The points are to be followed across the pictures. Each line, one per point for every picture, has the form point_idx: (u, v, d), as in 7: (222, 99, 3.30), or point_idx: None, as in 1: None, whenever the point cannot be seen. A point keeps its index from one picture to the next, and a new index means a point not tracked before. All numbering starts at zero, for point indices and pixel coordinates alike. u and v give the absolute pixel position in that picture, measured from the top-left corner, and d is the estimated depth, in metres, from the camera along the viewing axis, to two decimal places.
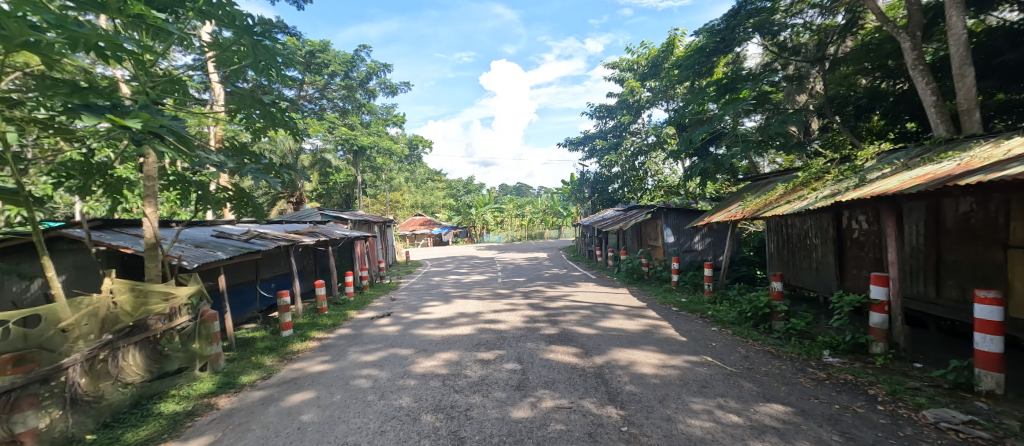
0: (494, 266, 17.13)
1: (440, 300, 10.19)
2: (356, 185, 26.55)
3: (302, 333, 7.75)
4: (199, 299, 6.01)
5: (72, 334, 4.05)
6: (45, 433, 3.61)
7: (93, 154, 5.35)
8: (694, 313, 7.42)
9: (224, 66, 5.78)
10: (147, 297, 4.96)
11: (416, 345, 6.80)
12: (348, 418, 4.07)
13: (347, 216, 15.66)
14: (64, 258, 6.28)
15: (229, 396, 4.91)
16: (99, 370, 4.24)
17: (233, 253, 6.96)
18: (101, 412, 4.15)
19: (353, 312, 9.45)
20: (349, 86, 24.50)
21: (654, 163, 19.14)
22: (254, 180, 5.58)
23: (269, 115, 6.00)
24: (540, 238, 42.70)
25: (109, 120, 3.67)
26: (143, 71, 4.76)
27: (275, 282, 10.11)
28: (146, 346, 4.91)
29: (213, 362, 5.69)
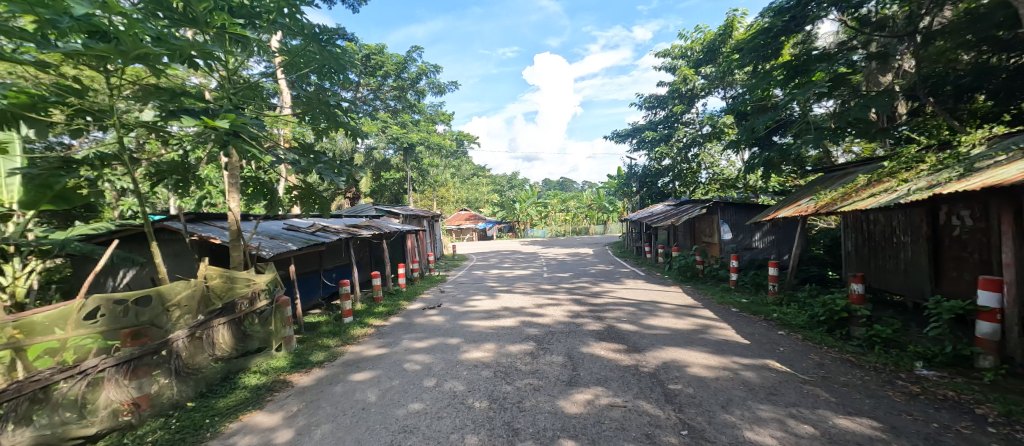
0: (538, 261, 16.94)
1: (485, 293, 10.29)
2: (406, 182, 27.39)
3: (360, 320, 8.13)
4: (273, 285, 6.44)
5: (174, 312, 4.51)
6: (156, 398, 4.04)
7: (187, 155, 5.88)
8: (756, 316, 7.02)
9: (292, 70, 6.19)
10: (233, 283, 5.49)
11: (466, 335, 6.92)
12: (406, 403, 4.16)
13: (398, 211, 16.26)
14: (163, 247, 6.94)
15: (302, 373, 5.21)
16: (197, 346, 4.70)
17: (302, 245, 7.43)
18: (199, 383, 4.56)
19: (404, 302, 9.75)
20: (401, 86, 25.09)
21: (709, 154, 18.17)
22: (321, 176, 5.98)
23: (331, 117, 6.32)
24: (584, 234, 41.90)
25: (204, 122, 4.04)
26: (227, 78, 5.27)
27: (337, 271, 10.56)
28: (232, 326, 5.32)
29: (288, 343, 6.06)
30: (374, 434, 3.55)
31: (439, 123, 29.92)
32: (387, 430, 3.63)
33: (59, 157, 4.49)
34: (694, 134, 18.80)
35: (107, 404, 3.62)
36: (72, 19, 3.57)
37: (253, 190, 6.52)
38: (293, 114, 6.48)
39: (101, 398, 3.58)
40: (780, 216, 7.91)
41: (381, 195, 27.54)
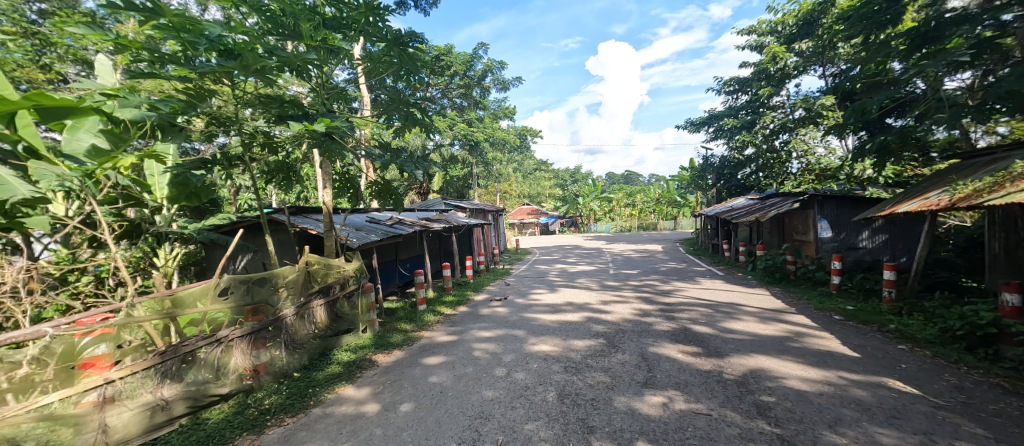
0: (602, 256, 16.56)
1: (545, 287, 10.26)
2: (471, 178, 28.06)
3: (433, 309, 8.47)
4: (357, 273, 7.61)
5: (284, 293, 5.82)
6: (273, 365, 5.44)
7: (290, 154, 6.59)
8: (868, 325, 6.24)
9: (371, 73, 6.70)
10: (329, 269, 6.77)
11: (536, 332, 6.91)
12: (481, 389, 5.13)
13: (466, 205, 16.66)
14: (272, 236, 7.61)
15: (385, 355, 6.46)
16: (302, 323, 6.05)
17: (384, 236, 7.96)
18: (303, 356, 5.96)
19: (471, 293, 9.99)
20: (467, 83, 25.47)
21: (800, 141, 16.28)
22: (402, 169, 6.45)
23: (408, 115, 6.57)
24: (653, 229, 39.81)
25: (307, 126, 5.16)
26: (322, 84, 6.03)
27: (412, 262, 11.01)
28: (328, 307, 6.65)
29: (372, 325, 7.45)
30: (452, 417, 4.45)
31: (503, 118, 30.19)
32: (465, 414, 4.49)
33: (199, 159, 5.24)
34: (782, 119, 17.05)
35: (238, 368, 4.89)
36: (207, 41, 4.89)
37: (339, 186, 6.81)
38: (374, 115, 6.75)
39: (230, 362, 4.80)
40: (901, 211, 6.95)
41: (448, 189, 28.24)
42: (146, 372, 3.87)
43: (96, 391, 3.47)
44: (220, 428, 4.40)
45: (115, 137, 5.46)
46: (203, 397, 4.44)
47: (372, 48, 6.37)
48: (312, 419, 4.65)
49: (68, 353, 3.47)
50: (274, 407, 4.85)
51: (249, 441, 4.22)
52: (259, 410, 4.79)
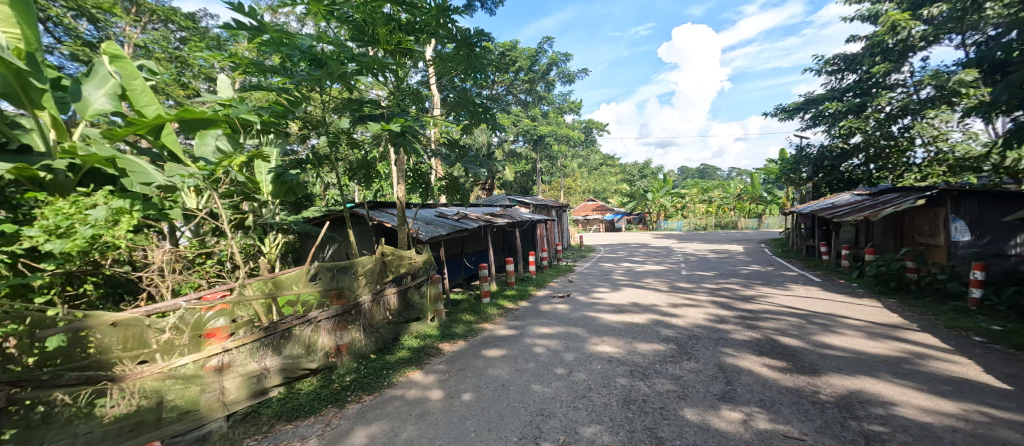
0: (673, 256, 15.71)
1: (609, 286, 9.92)
2: (534, 174, 28.01)
3: (497, 302, 8.52)
4: (427, 265, 7.86)
5: (361, 279, 6.28)
6: (354, 346, 5.98)
7: (369, 152, 6.62)
8: (1015, 351, 5.24)
9: (442, 73, 6.80)
10: (402, 258, 7.08)
11: (602, 334, 6.68)
12: (545, 384, 5.07)
13: (530, 201, 16.58)
14: (353, 228, 8.09)
15: (450, 343, 6.62)
16: (378, 308, 6.45)
17: (451, 231, 8.12)
18: (381, 339, 6.42)
19: (534, 288, 9.94)
20: (532, 79, 25.34)
21: (930, 124, 14.00)
22: (465, 169, 6.49)
23: (474, 114, 6.61)
24: (731, 227, 37.04)
25: (383, 126, 5.43)
26: (397, 87, 6.23)
27: (477, 255, 11.25)
28: (401, 295, 6.98)
29: (439, 315, 7.59)
30: (513, 411, 4.47)
31: (568, 112, 29.70)
32: (526, 409, 4.47)
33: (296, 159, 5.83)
34: (905, 99, 14.68)
35: (324, 347, 5.59)
36: (300, 52, 5.41)
37: (413, 182, 6.90)
38: (441, 113, 6.85)
39: (317, 342, 5.51)
40: None
41: (511, 185, 28.45)
42: (252, 344, 4.70)
43: (217, 357, 4.31)
44: (310, 398, 5.03)
45: (229, 139, 6.25)
46: (296, 370, 5.26)
47: (444, 49, 6.48)
48: (385, 400, 5.04)
49: (198, 325, 4.32)
50: (353, 384, 5.40)
51: (333, 413, 4.76)
52: (341, 385, 5.36)
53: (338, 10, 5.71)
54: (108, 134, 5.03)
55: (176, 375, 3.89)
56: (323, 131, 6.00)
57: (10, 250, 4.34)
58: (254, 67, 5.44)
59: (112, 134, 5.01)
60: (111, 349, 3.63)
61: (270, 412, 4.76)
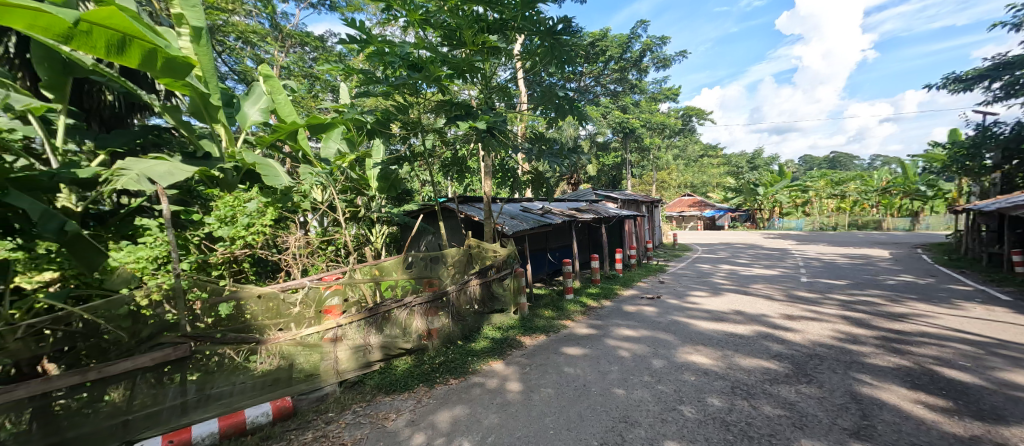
0: (788, 259, 13.73)
1: (708, 289, 9.03)
2: (625, 167, 26.45)
3: (579, 299, 8.34)
4: (512, 258, 7.99)
5: (451, 269, 6.62)
6: (443, 331, 6.32)
7: (460, 150, 6.77)
8: None
9: (528, 68, 6.76)
10: (485, 251, 7.29)
11: (698, 344, 6.11)
12: (631, 391, 4.83)
13: (619, 195, 15.77)
14: (444, 222, 8.51)
15: (530, 337, 6.65)
16: (464, 297, 6.72)
17: (534, 225, 8.11)
18: (466, 328, 6.70)
19: (621, 287, 9.49)
20: (622, 67, 23.90)
21: None
22: (549, 164, 6.37)
23: (562, 106, 6.46)
24: (873, 227, 30.13)
25: (469, 123, 5.60)
26: (486, 84, 6.32)
27: (562, 251, 11.15)
28: (484, 287, 7.16)
29: (521, 308, 7.73)
30: (594, 414, 4.36)
31: (665, 101, 27.52)
32: (609, 414, 4.34)
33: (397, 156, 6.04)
34: None
35: (417, 330, 6.04)
36: (400, 59, 5.65)
37: (501, 175, 6.89)
38: (529, 106, 6.82)
39: (412, 325, 5.95)
40: None
41: (599, 179, 27.27)
42: (358, 323, 5.40)
43: (332, 331, 5.15)
44: (405, 375, 5.52)
45: (349, 140, 6.74)
46: (393, 348, 5.80)
47: (530, 44, 6.45)
48: (467, 386, 5.27)
49: (319, 301, 5.25)
50: (442, 366, 5.73)
51: (423, 392, 5.15)
52: (431, 366, 5.73)
53: (433, 16, 5.90)
54: (259, 139, 5.67)
55: (301, 343, 4.90)
56: (419, 130, 6.19)
57: (196, 233, 5.22)
58: (360, 74, 5.77)
59: (262, 140, 5.64)
60: (258, 318, 4.75)
61: (372, 383, 5.37)
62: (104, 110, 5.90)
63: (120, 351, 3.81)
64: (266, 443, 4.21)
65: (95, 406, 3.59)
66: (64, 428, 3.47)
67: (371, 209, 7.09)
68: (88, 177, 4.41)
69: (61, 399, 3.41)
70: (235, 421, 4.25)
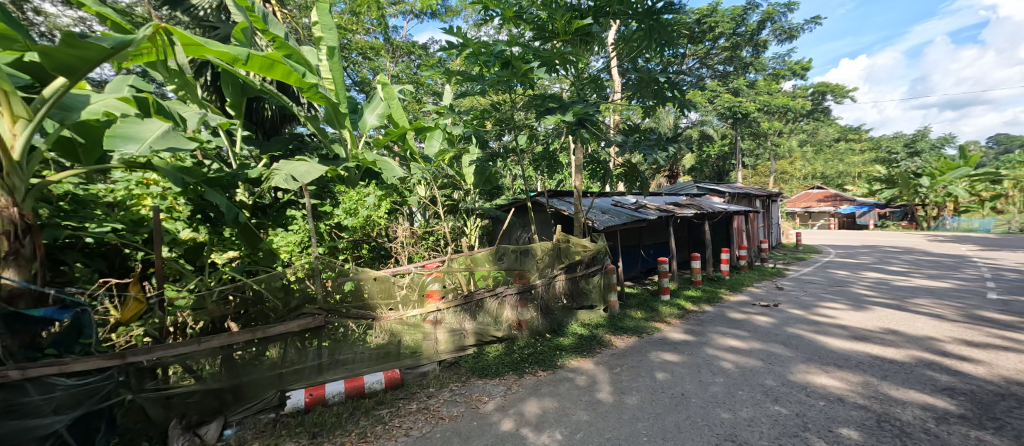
0: (962, 267, 10.94)
1: (845, 300, 7.63)
2: (734, 156, 23.43)
3: (677, 302, 7.81)
4: (603, 254, 7.81)
5: (540, 263, 6.71)
6: (531, 323, 6.47)
7: (551, 143, 6.80)
8: None
9: (624, 54, 6.41)
10: (575, 247, 7.19)
11: (828, 365, 5.20)
12: (740, 408, 4.34)
13: (727, 188, 13.92)
14: (535, 215, 8.56)
15: (621, 338, 6.42)
16: (552, 292, 6.77)
17: (625, 221, 7.84)
18: (553, 321, 6.76)
19: (728, 291, 8.58)
20: (735, 44, 20.65)
21: None
22: (643, 155, 5.92)
23: (662, 91, 6.01)
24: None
25: (560, 116, 5.52)
26: (579, 77, 6.17)
27: (658, 249, 10.60)
28: (571, 282, 7.12)
29: (612, 306, 7.53)
30: (695, 428, 4.02)
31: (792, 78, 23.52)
32: (712, 430, 3.97)
33: (490, 153, 6.22)
34: None
35: (507, 320, 6.29)
36: (494, 57, 5.72)
37: (593, 168, 6.73)
38: (623, 96, 6.49)
39: (502, 315, 6.24)
40: None
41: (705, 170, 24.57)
42: (455, 308, 5.82)
43: (433, 314, 5.65)
44: (497, 362, 5.76)
45: (448, 140, 7.18)
46: (485, 336, 6.11)
47: (628, 29, 6.09)
48: (556, 379, 5.32)
49: (421, 287, 5.84)
50: (531, 357, 5.86)
51: (512, 380, 5.34)
52: (521, 355, 5.90)
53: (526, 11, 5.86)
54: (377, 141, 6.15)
55: (406, 322, 5.47)
56: (511, 127, 6.27)
57: (327, 223, 5.88)
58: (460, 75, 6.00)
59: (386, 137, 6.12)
60: (374, 297, 5.38)
61: (467, 365, 5.73)
62: (266, 123, 7.36)
63: (277, 316, 4.78)
64: (380, 407, 4.83)
65: (261, 359, 4.51)
66: (241, 374, 4.39)
67: (466, 202, 7.57)
68: (257, 176, 5.43)
69: (239, 350, 4.34)
70: (356, 385, 4.97)
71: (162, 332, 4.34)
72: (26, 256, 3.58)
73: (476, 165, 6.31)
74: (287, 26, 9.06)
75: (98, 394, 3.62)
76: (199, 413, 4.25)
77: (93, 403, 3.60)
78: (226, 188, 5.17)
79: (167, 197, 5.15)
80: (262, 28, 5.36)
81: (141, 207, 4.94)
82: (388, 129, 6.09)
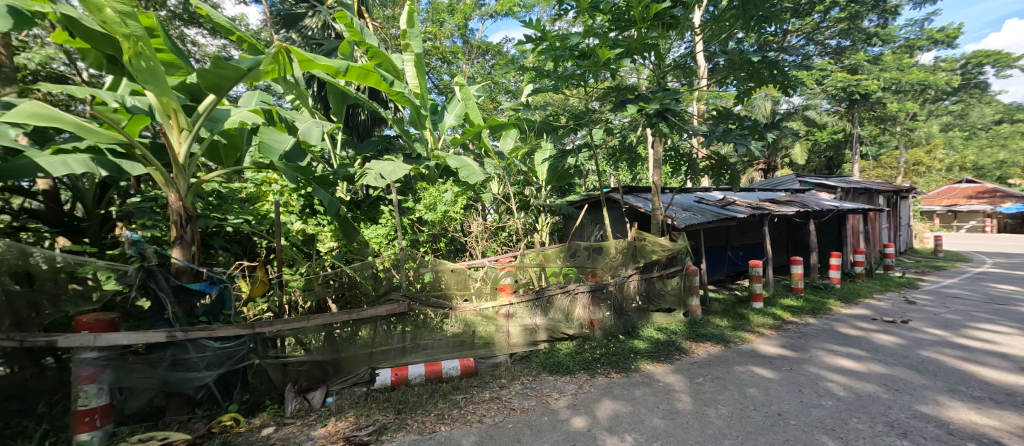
0: None
1: (1006, 320, 6.19)
2: (848, 145, 20.17)
3: (772, 312, 7.04)
4: (683, 254, 7.35)
5: (614, 262, 6.52)
6: (603, 323, 6.31)
7: (627, 137, 6.56)
8: None
9: (711, 36, 5.87)
10: (653, 246, 6.83)
11: (979, 399, 4.25)
12: (854, 438, 3.74)
13: (838, 183, 11.69)
14: (609, 212, 8.28)
15: (704, 346, 5.95)
16: (626, 293, 6.52)
17: (711, 219, 7.33)
18: (627, 323, 6.51)
19: (840, 302, 7.49)
20: (852, 13, 15.97)
21: None
22: (735, 146, 5.36)
23: (756, 73, 5.43)
24: None
25: (639, 108, 5.23)
26: (660, 64, 5.80)
27: (745, 250, 9.92)
28: (646, 283, 6.81)
29: (694, 311, 7.04)
30: None
31: (933, 49, 19.43)
32: None
33: (561, 150, 6.17)
34: None
35: (580, 318, 6.20)
36: (569, 51, 5.60)
37: (674, 161, 6.38)
38: (711, 82, 5.98)
39: (574, 312, 6.17)
40: None
41: (811, 161, 21.52)
42: (526, 303, 5.91)
43: (506, 307, 5.80)
44: (568, 359, 5.72)
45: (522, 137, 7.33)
46: (555, 332, 6.11)
47: (717, 9, 5.57)
48: (631, 383, 5.11)
49: (495, 280, 6.05)
50: (603, 358, 5.70)
51: (582, 379, 5.26)
52: (593, 355, 5.78)
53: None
54: (456, 140, 6.46)
55: (481, 314, 5.71)
56: (583, 123, 6.11)
57: (410, 218, 6.41)
58: (535, 72, 6.00)
59: (465, 135, 6.38)
60: (451, 288, 5.69)
61: (538, 360, 5.76)
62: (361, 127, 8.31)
63: (369, 301, 5.31)
64: (456, 392, 5.06)
65: (354, 338, 5.05)
66: (340, 349, 5.00)
67: (537, 198, 7.62)
68: (354, 174, 6.07)
69: (338, 328, 4.93)
70: (435, 369, 5.30)
71: (280, 309, 5.10)
72: (188, 240, 4.46)
73: (550, 161, 6.33)
74: (376, 36, 9.90)
75: (235, 357, 4.47)
76: (309, 380, 4.90)
77: (232, 363, 4.47)
78: (328, 186, 5.87)
79: (285, 194, 6.03)
80: (358, 40, 5.89)
81: (264, 203, 5.86)
82: (465, 128, 6.37)
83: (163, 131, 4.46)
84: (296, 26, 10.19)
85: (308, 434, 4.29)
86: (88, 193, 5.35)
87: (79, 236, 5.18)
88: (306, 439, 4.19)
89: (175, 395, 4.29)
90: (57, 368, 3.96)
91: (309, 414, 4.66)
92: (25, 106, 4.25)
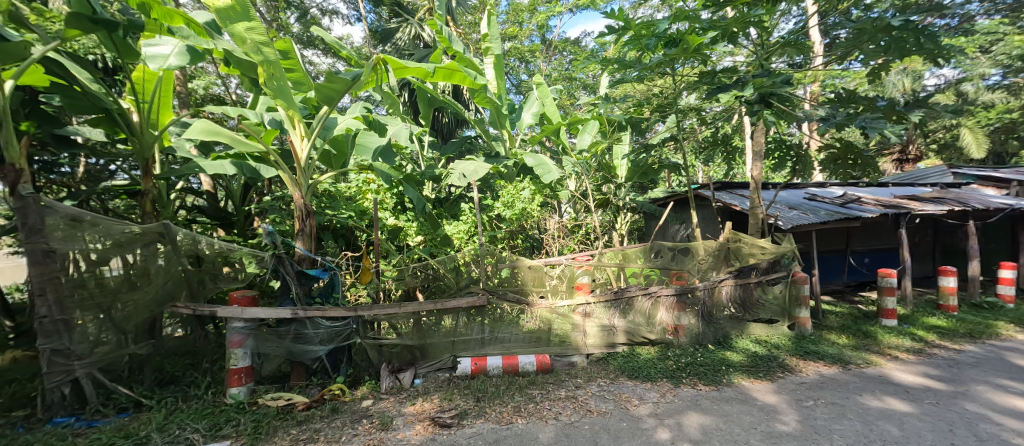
0: None
1: None
2: None
3: (909, 330, 5.85)
4: (789, 258, 6.48)
5: (702, 265, 6.04)
6: (688, 329, 5.85)
7: (720, 128, 5.92)
8: None
9: (830, 6, 4.98)
10: (750, 249, 6.14)
11: None
12: None
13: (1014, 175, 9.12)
14: (698, 210, 7.65)
15: (814, 365, 5.17)
16: (715, 298, 5.98)
17: (825, 217, 6.36)
18: (717, 332, 5.95)
19: (1017, 324, 5.91)
20: None
21: None
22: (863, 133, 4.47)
23: (895, 43, 4.46)
24: None
25: (736, 93, 4.63)
26: (762, 45, 5.11)
27: (872, 257, 8.46)
28: (741, 289, 6.14)
29: (802, 324, 6.17)
30: None
31: None
32: None
33: (645, 145, 5.81)
34: None
35: (662, 323, 5.81)
36: (657, 36, 5.16)
37: (779, 153, 5.71)
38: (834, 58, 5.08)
39: (656, 316, 5.79)
40: None
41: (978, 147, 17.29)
42: (603, 304, 5.73)
43: (581, 306, 5.68)
44: (647, 365, 5.40)
45: (602, 132, 7.06)
46: (634, 336, 5.81)
47: None
48: (721, 397, 4.63)
49: (571, 279, 5.89)
50: (688, 367, 5.27)
51: (664, 388, 4.91)
52: (677, 364, 5.36)
53: None
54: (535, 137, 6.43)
55: (557, 312, 5.63)
56: (668, 116, 5.65)
57: (490, 216, 6.63)
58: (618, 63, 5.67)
59: (545, 132, 6.33)
60: (528, 284, 5.69)
61: (616, 363, 5.51)
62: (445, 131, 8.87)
63: (452, 292, 5.60)
64: (532, 387, 5.05)
65: (438, 326, 5.40)
66: (426, 336, 5.37)
67: (617, 196, 7.31)
68: (440, 174, 6.46)
69: (424, 316, 5.30)
70: (512, 363, 5.33)
71: (376, 295, 5.62)
72: (307, 232, 5.09)
73: (632, 157, 6.00)
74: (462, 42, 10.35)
75: (342, 335, 4.99)
76: (400, 362, 5.33)
77: (341, 340, 5.01)
78: (418, 184, 6.28)
79: (382, 191, 6.61)
80: (447, 45, 6.11)
81: (365, 199, 6.48)
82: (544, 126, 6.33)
83: (289, 137, 5.10)
84: (390, 40, 11.10)
85: (399, 410, 4.58)
86: (237, 193, 6.53)
87: (229, 227, 6.35)
88: (397, 415, 4.48)
89: (296, 363, 4.99)
90: (217, 333, 4.95)
91: (400, 392, 4.97)
92: (198, 124, 5.23)
